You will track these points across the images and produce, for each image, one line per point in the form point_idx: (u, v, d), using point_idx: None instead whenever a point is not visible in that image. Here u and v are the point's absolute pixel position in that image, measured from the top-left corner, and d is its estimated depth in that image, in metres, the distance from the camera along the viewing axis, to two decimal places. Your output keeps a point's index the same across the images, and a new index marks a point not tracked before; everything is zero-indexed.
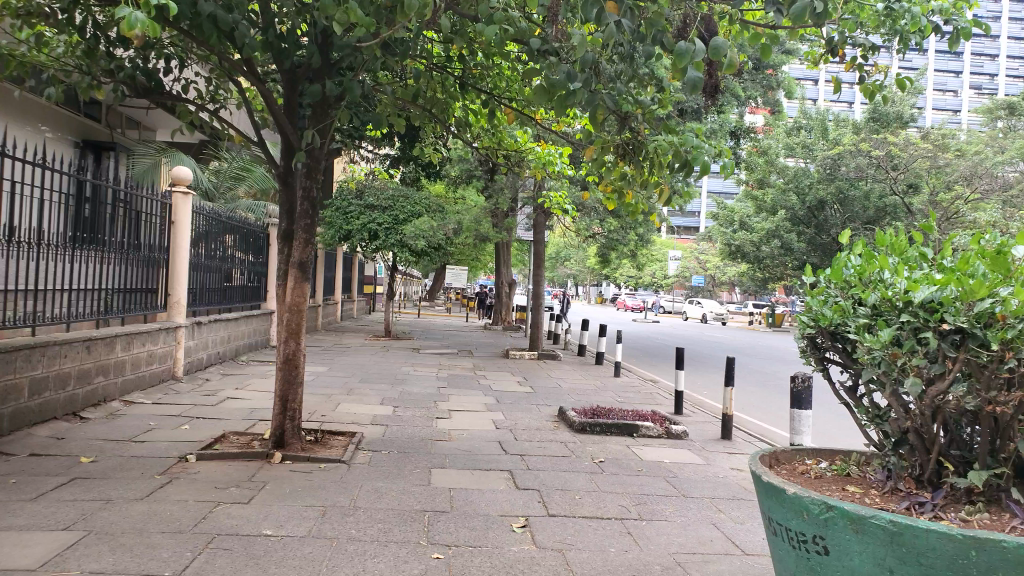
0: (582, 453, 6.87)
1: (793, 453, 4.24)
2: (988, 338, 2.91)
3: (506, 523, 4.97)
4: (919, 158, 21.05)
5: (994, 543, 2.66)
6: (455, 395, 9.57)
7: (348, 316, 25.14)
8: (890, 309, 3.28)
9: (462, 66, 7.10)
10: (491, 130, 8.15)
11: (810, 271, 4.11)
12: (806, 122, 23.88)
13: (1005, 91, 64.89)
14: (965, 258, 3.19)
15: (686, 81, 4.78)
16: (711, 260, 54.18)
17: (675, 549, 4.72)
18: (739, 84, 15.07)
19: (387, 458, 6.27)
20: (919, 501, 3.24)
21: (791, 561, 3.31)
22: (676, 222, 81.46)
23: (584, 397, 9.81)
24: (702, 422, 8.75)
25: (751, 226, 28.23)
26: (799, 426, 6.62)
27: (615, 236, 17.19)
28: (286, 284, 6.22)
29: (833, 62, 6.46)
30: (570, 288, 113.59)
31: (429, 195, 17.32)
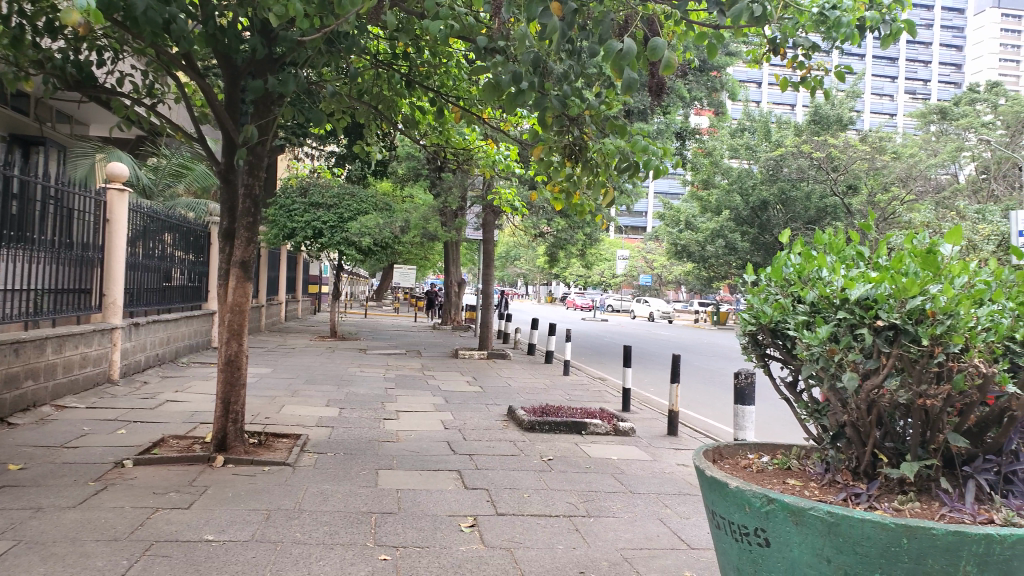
0: (530, 451, 6.89)
1: (736, 448, 4.32)
2: (919, 333, 3.04)
3: (454, 523, 4.94)
4: (858, 159, 21.67)
5: (924, 531, 2.77)
6: (404, 395, 9.50)
7: (292, 317, 24.72)
8: (827, 307, 3.37)
9: (409, 63, 7.04)
10: (439, 128, 8.12)
11: (752, 270, 4.17)
12: (749, 124, 24.32)
13: (938, 96, 67.52)
14: (899, 258, 3.30)
15: (625, 82, 4.85)
16: (658, 260, 54.98)
17: (622, 545, 4.76)
18: (685, 85, 15.31)
19: (333, 460, 6.19)
20: (854, 492, 3.34)
21: (733, 554, 3.37)
22: (624, 222, 82.28)
23: (533, 396, 9.82)
24: (648, 419, 8.87)
25: (697, 226, 28.71)
26: (742, 422, 6.76)
27: (563, 236, 17.23)
28: (228, 283, 6.08)
29: (776, 60, 6.60)
30: (520, 287, 113.85)
31: (376, 194, 17.15)
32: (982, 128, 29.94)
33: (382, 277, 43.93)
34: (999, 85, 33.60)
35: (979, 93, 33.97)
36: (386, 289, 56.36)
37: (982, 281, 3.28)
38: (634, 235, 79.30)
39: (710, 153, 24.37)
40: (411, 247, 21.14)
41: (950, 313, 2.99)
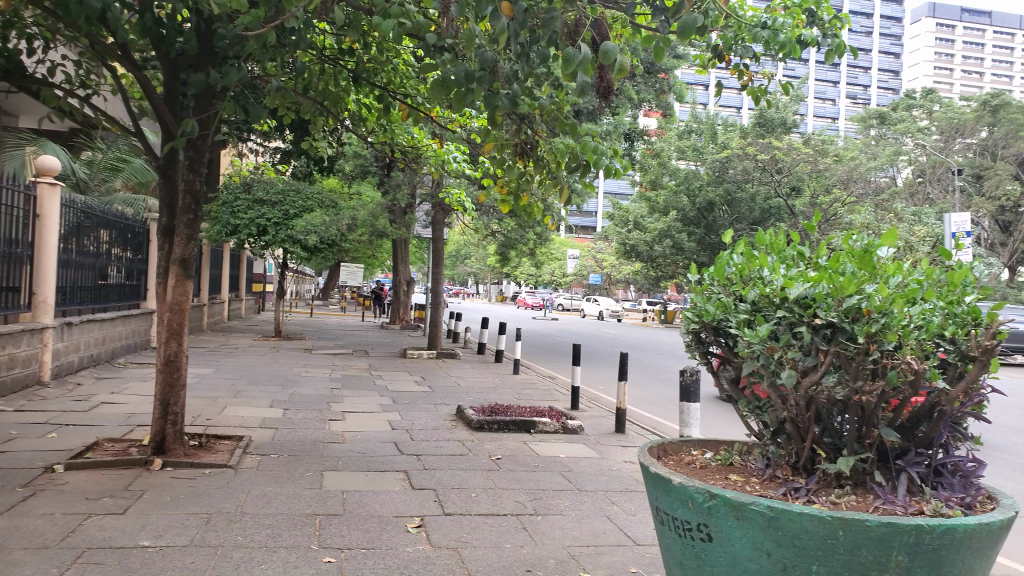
0: (478, 451, 6.87)
1: (680, 444, 4.38)
2: (855, 331, 3.14)
3: (400, 524, 4.90)
4: (801, 162, 22.22)
5: (859, 523, 2.86)
6: (350, 396, 9.38)
7: (235, 316, 24.18)
8: (768, 305, 3.44)
9: (356, 59, 6.95)
10: (385, 126, 8.03)
11: (695, 269, 4.23)
12: (696, 126, 24.63)
13: (877, 102, 69.72)
14: (837, 258, 3.39)
15: (577, 85, 4.88)
16: (608, 260, 55.47)
17: (570, 542, 4.79)
18: (633, 87, 15.51)
19: (276, 462, 6.08)
20: (794, 487, 3.41)
21: (676, 549, 3.42)
22: (574, 221, 82.73)
23: (482, 396, 9.80)
24: (597, 417, 8.95)
25: (645, 226, 29.03)
26: (687, 419, 6.87)
27: (514, 236, 17.21)
28: (168, 282, 5.91)
29: (721, 68, 6.70)
30: (471, 286, 113.57)
31: (322, 191, 16.94)
32: (918, 133, 30.99)
33: (328, 275, 43.32)
34: (934, 91, 34.83)
35: (915, 98, 35.21)
36: (334, 287, 55.65)
37: (915, 281, 3.41)
38: (584, 235, 79.88)
39: (658, 154, 24.62)
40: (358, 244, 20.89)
41: (884, 311, 3.11)
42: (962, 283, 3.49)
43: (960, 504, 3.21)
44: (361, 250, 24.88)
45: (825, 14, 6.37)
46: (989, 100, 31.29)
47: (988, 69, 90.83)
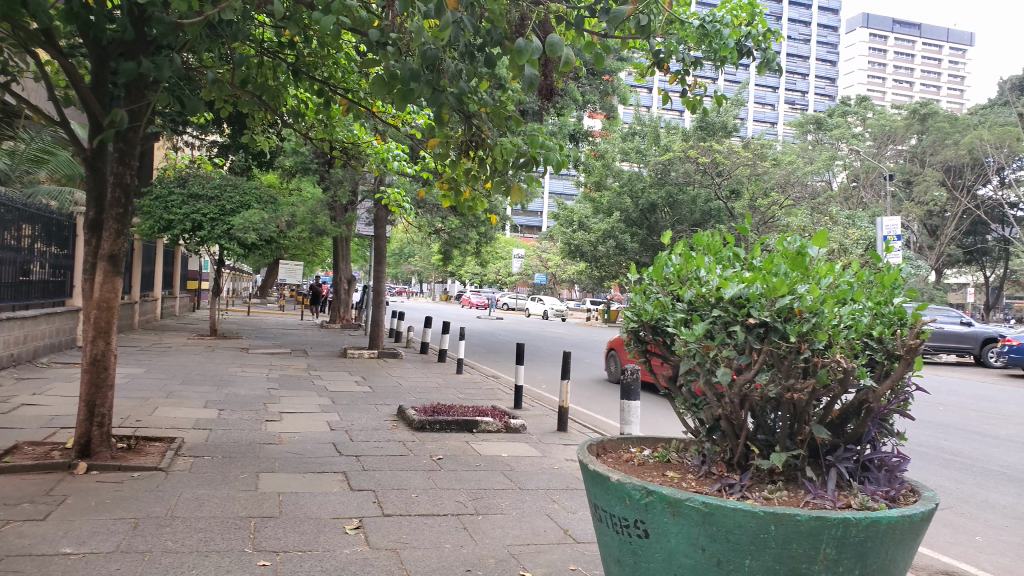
0: (419, 451, 6.82)
1: (619, 441, 4.43)
2: (788, 330, 3.23)
3: (338, 525, 4.83)
4: (740, 165, 22.77)
5: (790, 518, 2.93)
6: (288, 396, 9.21)
7: (168, 313, 23.49)
8: (704, 305, 3.50)
9: (296, 52, 6.81)
10: (326, 122, 7.92)
11: (636, 268, 4.26)
12: (639, 129, 24.91)
13: (814, 108, 71.90)
14: (770, 259, 3.47)
15: (525, 78, 4.87)
16: (553, 259, 55.83)
17: (510, 542, 4.78)
18: (578, 88, 15.67)
19: (210, 464, 5.92)
20: (728, 483, 3.47)
21: (614, 546, 3.45)
22: (519, 221, 82.86)
23: (424, 395, 9.74)
24: (540, 416, 8.98)
25: (589, 227, 29.00)
26: (628, 417, 6.96)
27: (457, 234, 17.10)
28: (95, 278, 5.70)
29: (661, 76, 6.75)
30: (415, 285, 112.71)
31: (261, 187, 16.63)
32: (852, 139, 32.08)
33: (267, 272, 42.46)
34: (867, 99, 36.15)
35: (850, 106, 36.35)
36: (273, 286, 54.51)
37: (846, 282, 3.52)
38: (529, 236, 80.28)
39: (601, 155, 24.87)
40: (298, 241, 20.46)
41: (815, 311, 3.20)
42: (891, 285, 3.60)
43: (885, 497, 3.32)
44: (300, 245, 24.43)
45: (759, 24, 6.48)
46: (917, 109, 32.66)
47: (917, 78, 94.60)
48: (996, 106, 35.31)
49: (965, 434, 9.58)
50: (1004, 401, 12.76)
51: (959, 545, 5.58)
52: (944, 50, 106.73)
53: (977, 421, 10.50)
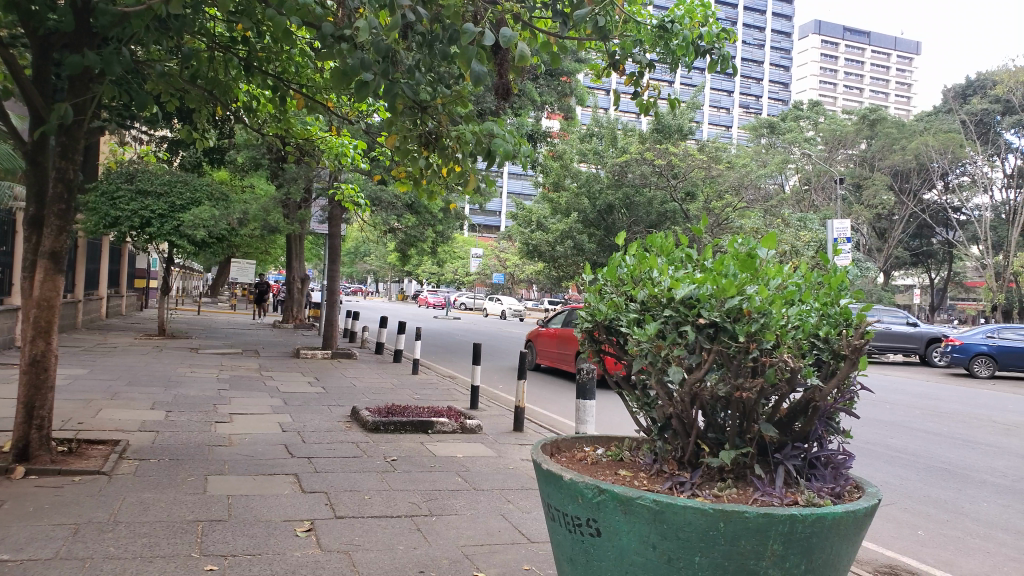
0: (373, 452, 6.75)
1: (573, 441, 4.46)
2: (736, 330, 3.27)
3: (290, 528, 4.75)
4: (696, 168, 23.08)
5: (739, 515, 2.97)
6: (238, 397, 9.03)
7: (114, 313, 22.89)
8: (656, 305, 3.54)
9: (249, 48, 6.68)
10: (278, 117, 7.78)
11: (590, 268, 4.28)
12: (597, 130, 25.04)
13: (768, 112, 73.31)
14: (720, 261, 3.52)
15: (479, 75, 4.88)
16: (511, 259, 55.83)
17: (463, 542, 4.77)
18: (536, 88, 15.71)
19: (155, 467, 5.78)
20: (679, 481, 3.51)
21: (566, 544, 3.47)
22: (477, 220, 82.73)
23: (378, 396, 9.67)
24: (496, 415, 8.98)
25: (547, 227, 26.49)
26: (584, 416, 7.00)
27: (413, 233, 16.95)
28: (36, 276, 5.52)
29: (617, 78, 6.81)
30: (371, 284, 111.55)
31: (212, 183, 16.37)
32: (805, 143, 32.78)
33: (218, 270, 41.67)
34: (819, 104, 36.93)
35: (803, 110, 37.05)
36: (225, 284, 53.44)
37: (794, 282, 3.60)
38: (487, 236, 80.19)
39: (559, 156, 24.92)
40: (249, 239, 20.09)
41: (763, 312, 3.25)
42: (837, 286, 3.68)
43: (830, 494, 3.40)
44: (253, 243, 24.00)
45: (714, 26, 6.56)
46: (867, 115, 33.54)
47: (867, 85, 97.26)
48: (940, 114, 36.52)
49: (909, 431, 9.88)
50: (945, 399, 13.21)
51: (902, 539, 5.74)
52: (892, 58, 110.08)
53: (921, 419, 10.82)
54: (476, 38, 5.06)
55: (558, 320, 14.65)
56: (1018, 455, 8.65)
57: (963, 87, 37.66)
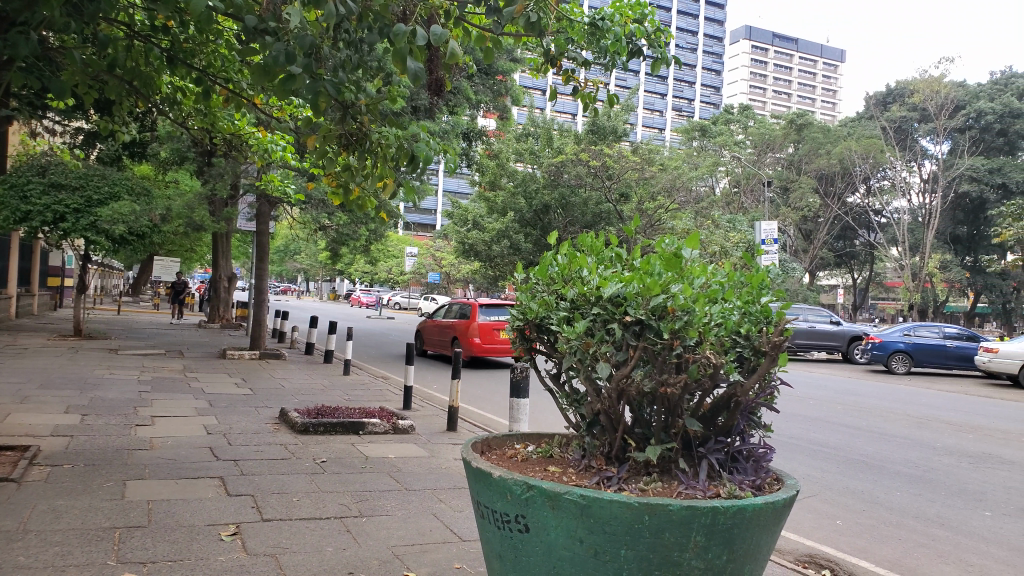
0: (302, 454, 6.64)
1: (504, 438, 4.48)
2: (661, 328, 3.34)
3: (213, 532, 4.63)
4: (629, 170, 23.56)
5: (663, 509, 3.02)
6: (160, 400, 8.75)
7: (25, 313, 21.86)
8: (585, 303, 3.59)
9: (171, 38, 6.48)
10: (203, 111, 7.61)
11: (522, 267, 4.30)
12: (533, 130, 25.11)
13: (700, 115, 75.15)
14: (648, 260, 3.58)
15: (409, 72, 4.84)
16: (446, 258, 55.46)
17: (394, 542, 4.74)
18: (471, 87, 15.67)
19: (70, 473, 5.55)
20: (607, 476, 3.55)
21: (495, 541, 3.48)
22: (413, 219, 82.10)
23: (308, 397, 9.52)
24: (429, 416, 8.96)
25: (484, 226, 26.24)
26: (517, 414, 7.04)
27: (345, 231, 16.78)
28: None
29: (553, 74, 6.87)
30: (302, 284, 109.20)
31: (132, 178, 15.83)
32: (734, 146, 33.69)
33: (140, 269, 40.24)
34: (749, 108, 38.00)
35: (733, 114, 38.09)
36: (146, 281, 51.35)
37: (717, 282, 3.67)
38: (424, 235, 79.67)
39: (495, 155, 24.98)
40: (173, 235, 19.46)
41: (687, 309, 3.31)
42: (759, 285, 3.76)
43: (751, 486, 3.49)
44: (177, 240, 23.27)
45: (649, 24, 6.64)
46: (795, 119, 34.65)
47: (795, 92, 100.57)
48: (862, 120, 38.09)
49: (829, 425, 10.26)
50: (863, 394, 13.77)
51: (821, 529, 5.95)
52: (818, 67, 114.13)
53: (842, 414, 11.24)
54: (408, 37, 5.02)
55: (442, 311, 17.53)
56: (931, 447, 9.08)
57: (883, 94, 39.33)
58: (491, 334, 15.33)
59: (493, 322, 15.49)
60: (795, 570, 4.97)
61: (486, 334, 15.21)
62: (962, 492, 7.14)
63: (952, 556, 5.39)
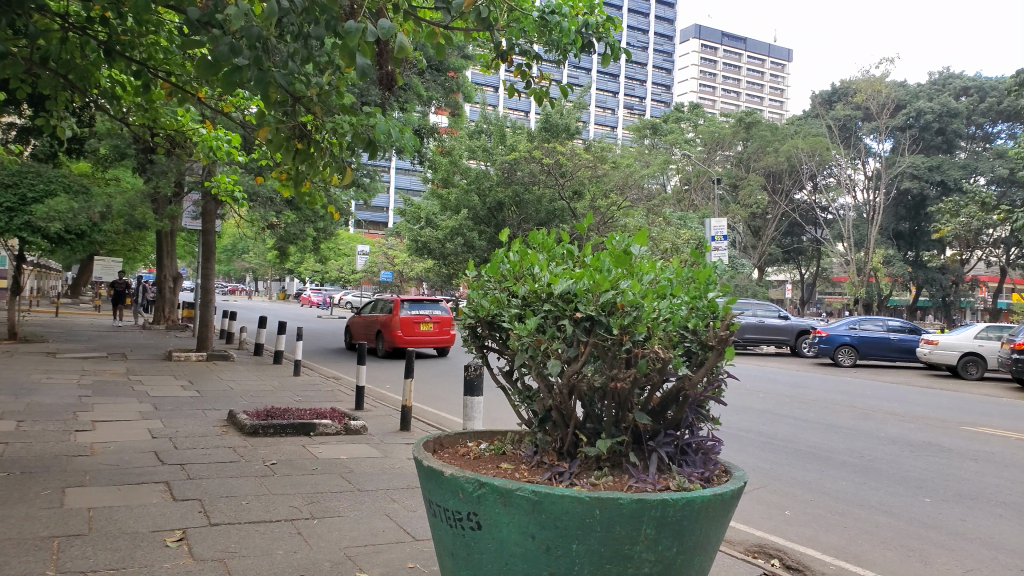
0: (252, 457, 6.52)
1: (456, 437, 4.46)
2: (611, 323, 3.37)
3: (158, 539, 4.52)
4: (582, 167, 23.65)
5: (614, 502, 3.05)
6: (102, 404, 8.49)
7: None
8: (536, 300, 3.58)
9: (110, 31, 6.30)
10: (144, 106, 7.44)
11: (473, 265, 4.27)
12: (486, 127, 25.09)
13: (651, 114, 75.96)
14: (597, 257, 3.60)
15: (357, 67, 4.77)
16: (400, 257, 55.03)
17: (346, 543, 4.68)
18: (422, 83, 15.58)
19: (5, 482, 5.35)
20: (558, 471, 3.57)
21: (447, 539, 3.47)
22: (365, 217, 81.22)
23: (257, 399, 9.35)
24: (382, 415, 8.89)
25: (437, 224, 26.14)
26: (471, 412, 7.02)
27: (293, 229, 16.57)
28: None
29: (505, 68, 6.86)
30: (252, 284, 107.09)
31: (69, 175, 15.41)
32: (685, 144, 34.14)
33: (80, 270, 38.95)
34: (699, 107, 38.54)
35: (683, 113, 38.60)
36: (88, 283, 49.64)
37: (666, 277, 3.71)
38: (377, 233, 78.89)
39: (448, 152, 24.86)
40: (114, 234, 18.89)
41: (636, 305, 3.36)
42: (706, 281, 3.80)
43: (700, 478, 3.55)
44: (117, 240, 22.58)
45: (599, 16, 6.69)
46: (743, 118, 35.24)
47: (743, 91, 102.42)
48: (809, 118, 38.99)
49: (776, 417, 10.51)
50: (809, 386, 14.12)
51: (771, 519, 6.08)
52: (767, 66, 116.38)
53: (789, 406, 11.52)
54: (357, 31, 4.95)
55: (367, 307, 18.84)
56: (874, 437, 9.35)
57: (828, 93, 40.31)
58: (412, 327, 17.01)
59: (413, 316, 17.35)
60: (744, 559, 5.07)
61: (407, 326, 17.09)
62: (904, 479, 7.37)
63: (894, 541, 5.56)
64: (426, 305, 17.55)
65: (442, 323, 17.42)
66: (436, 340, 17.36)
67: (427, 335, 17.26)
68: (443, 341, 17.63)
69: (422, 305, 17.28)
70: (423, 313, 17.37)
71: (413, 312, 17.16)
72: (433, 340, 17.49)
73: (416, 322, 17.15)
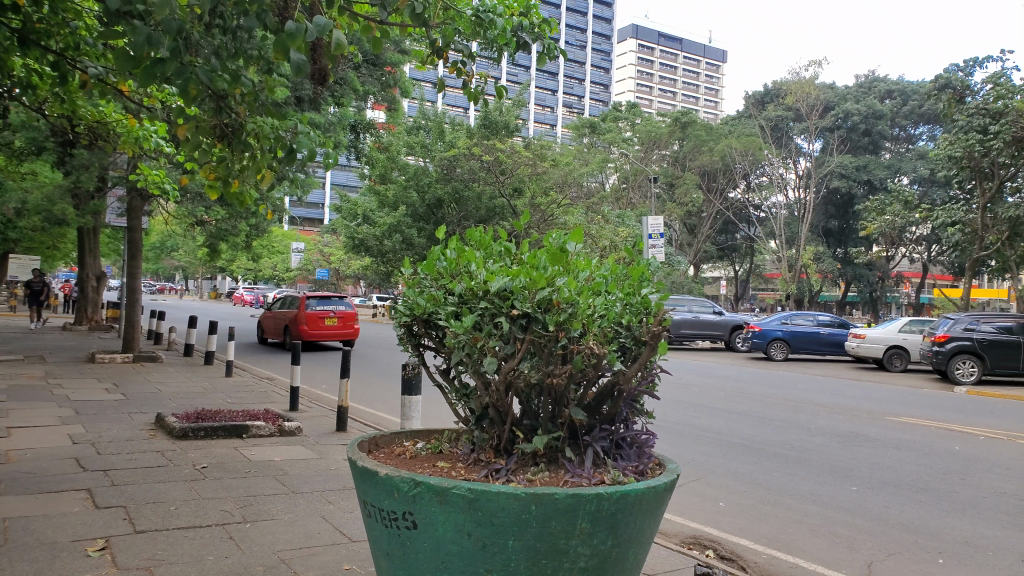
0: (181, 460, 6.33)
1: (392, 437, 4.41)
2: (546, 320, 3.37)
3: (79, 548, 4.34)
4: (521, 165, 23.57)
5: (550, 497, 3.06)
6: (19, 409, 8.11)
7: None
8: (472, 297, 3.56)
9: (23, 17, 6.01)
10: (61, 97, 7.15)
11: (409, 262, 4.21)
12: (424, 123, 24.91)
13: (590, 112, 76.70)
14: (533, 254, 3.60)
15: (290, 63, 4.65)
16: (337, 254, 54.18)
17: (279, 546, 4.59)
18: (358, 77, 15.31)
19: None
20: (495, 468, 3.56)
21: (383, 540, 3.43)
22: (302, 214, 79.74)
23: (186, 401, 9.09)
24: (318, 416, 8.75)
25: (375, 221, 25.82)
26: (409, 412, 6.95)
27: (224, 226, 16.15)
28: None
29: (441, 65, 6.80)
30: (183, 284, 103.92)
31: None
32: (622, 143, 34.54)
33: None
34: (636, 106, 39.06)
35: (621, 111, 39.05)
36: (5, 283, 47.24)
37: (601, 274, 3.73)
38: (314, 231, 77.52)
39: (385, 148, 24.57)
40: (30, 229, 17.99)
41: (572, 302, 3.37)
42: (640, 277, 3.83)
43: (634, 471, 3.59)
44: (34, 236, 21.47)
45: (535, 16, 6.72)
46: (680, 118, 35.78)
47: (680, 91, 104.42)
48: (742, 118, 39.98)
49: (710, 410, 10.73)
50: (743, 380, 14.47)
51: (706, 511, 6.21)
52: (701, 66, 118.88)
53: (723, 399, 11.79)
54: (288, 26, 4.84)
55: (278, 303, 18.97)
56: (803, 428, 9.65)
57: (761, 94, 41.41)
58: (316, 321, 17.32)
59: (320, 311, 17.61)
60: (679, 551, 5.16)
61: (312, 321, 17.37)
62: (833, 469, 7.63)
63: (822, 529, 5.75)
64: (333, 301, 17.84)
65: (348, 317, 17.75)
66: (341, 334, 17.72)
67: (331, 329, 17.60)
68: (350, 335, 17.92)
69: (328, 300, 17.57)
70: (329, 308, 17.60)
71: (318, 307, 17.43)
72: (339, 334, 17.79)
73: (321, 317, 17.41)
